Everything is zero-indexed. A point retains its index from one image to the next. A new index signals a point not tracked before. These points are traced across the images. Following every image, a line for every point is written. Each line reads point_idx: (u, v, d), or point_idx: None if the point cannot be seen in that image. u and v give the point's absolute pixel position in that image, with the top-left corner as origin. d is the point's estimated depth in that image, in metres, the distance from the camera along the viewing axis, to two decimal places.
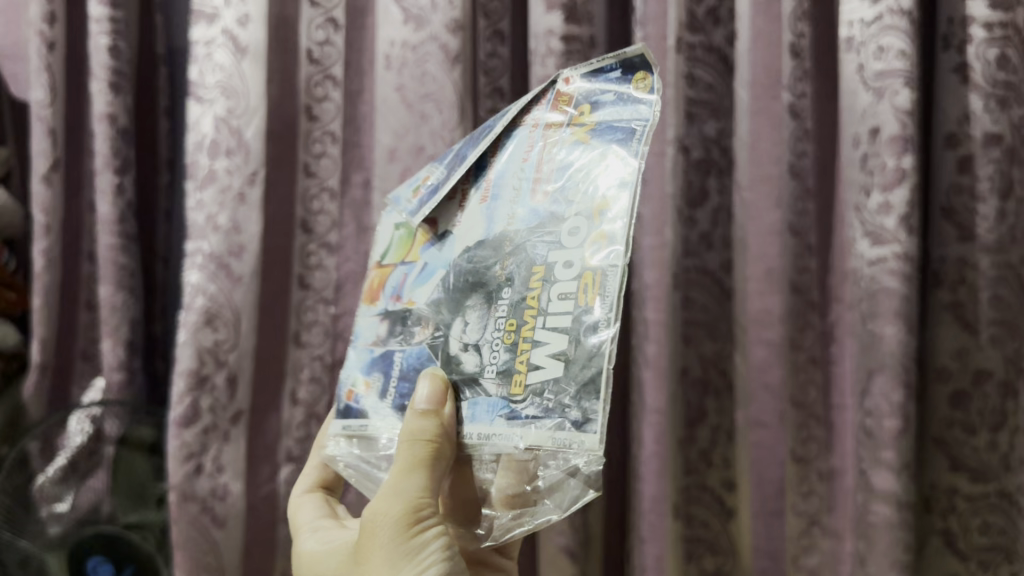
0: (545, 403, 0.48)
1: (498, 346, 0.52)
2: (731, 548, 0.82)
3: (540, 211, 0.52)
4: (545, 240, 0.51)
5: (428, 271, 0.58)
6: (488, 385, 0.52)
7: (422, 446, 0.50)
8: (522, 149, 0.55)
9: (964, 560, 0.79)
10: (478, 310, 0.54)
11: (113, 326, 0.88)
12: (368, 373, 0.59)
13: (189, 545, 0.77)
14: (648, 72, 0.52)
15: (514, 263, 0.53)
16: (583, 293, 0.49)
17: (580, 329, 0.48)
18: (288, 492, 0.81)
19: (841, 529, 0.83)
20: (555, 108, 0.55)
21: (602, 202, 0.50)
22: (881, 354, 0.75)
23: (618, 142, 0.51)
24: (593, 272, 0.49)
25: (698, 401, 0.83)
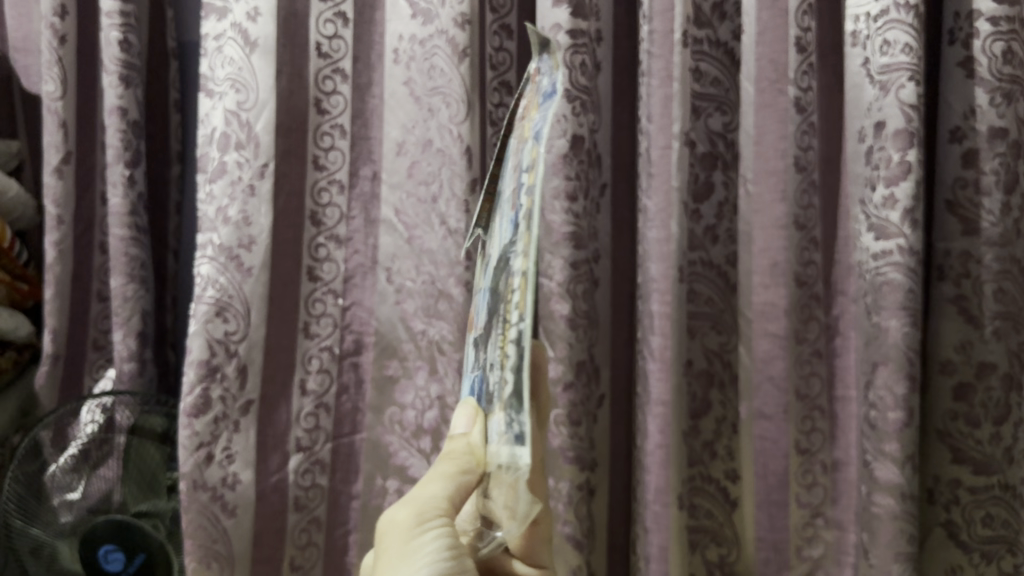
0: (510, 417, 0.39)
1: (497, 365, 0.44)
2: (734, 537, 0.84)
3: (513, 223, 0.42)
4: (513, 250, 0.41)
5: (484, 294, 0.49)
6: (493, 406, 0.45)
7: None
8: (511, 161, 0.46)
9: (967, 551, 0.80)
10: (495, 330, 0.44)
11: (124, 317, 0.89)
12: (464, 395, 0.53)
13: (199, 534, 0.78)
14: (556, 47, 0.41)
15: (502, 279, 0.44)
16: (518, 302, 0.38)
17: (518, 344, 0.37)
18: (297, 482, 0.82)
19: (844, 521, 0.84)
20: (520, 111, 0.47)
21: (528, 197, 0.39)
22: (885, 346, 0.76)
23: (537, 133, 0.40)
24: (523, 273, 0.37)
25: (704, 391, 0.83)
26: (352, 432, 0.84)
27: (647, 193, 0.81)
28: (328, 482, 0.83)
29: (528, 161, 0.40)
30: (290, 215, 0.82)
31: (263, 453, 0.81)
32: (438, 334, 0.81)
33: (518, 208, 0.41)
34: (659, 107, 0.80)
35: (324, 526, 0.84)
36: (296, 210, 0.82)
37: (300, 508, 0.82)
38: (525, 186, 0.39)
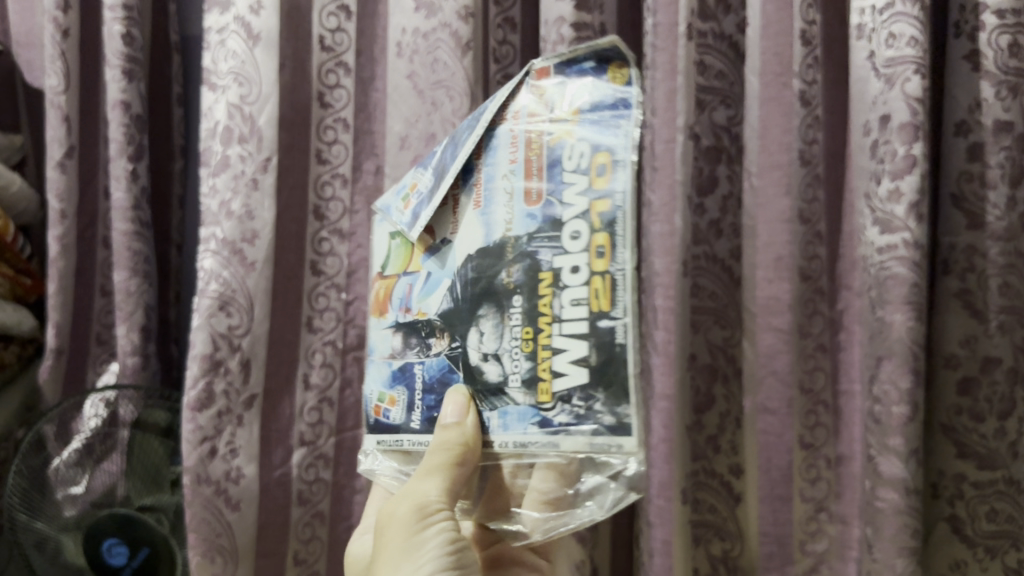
0: (575, 409, 0.48)
1: (517, 354, 0.51)
2: (737, 531, 0.86)
3: (535, 214, 0.50)
4: (545, 242, 0.49)
5: (432, 282, 0.55)
6: (515, 395, 0.51)
7: (446, 456, 0.51)
8: (506, 147, 0.52)
9: (971, 546, 0.80)
10: (492, 320, 0.52)
11: (127, 311, 0.89)
12: (391, 388, 0.57)
13: (203, 528, 0.78)
14: (623, 62, 0.50)
15: (518, 268, 0.51)
16: (595, 300, 0.48)
17: (599, 335, 0.48)
18: (301, 476, 0.82)
19: (848, 516, 0.83)
20: (533, 98, 0.52)
21: (595, 204, 0.48)
22: (889, 341, 0.76)
23: (609, 135, 0.48)
24: (601, 277, 0.47)
25: (707, 386, 0.85)
26: (355, 427, 0.84)
27: (651, 187, 0.81)
28: (332, 476, 0.83)
29: (584, 161, 0.48)
30: (294, 208, 0.82)
31: (266, 447, 0.81)
32: None
33: (578, 203, 0.48)
34: (664, 100, 0.80)
35: (328, 520, 0.84)
36: (298, 205, 0.82)
37: (304, 502, 0.82)
38: (588, 188, 0.48)
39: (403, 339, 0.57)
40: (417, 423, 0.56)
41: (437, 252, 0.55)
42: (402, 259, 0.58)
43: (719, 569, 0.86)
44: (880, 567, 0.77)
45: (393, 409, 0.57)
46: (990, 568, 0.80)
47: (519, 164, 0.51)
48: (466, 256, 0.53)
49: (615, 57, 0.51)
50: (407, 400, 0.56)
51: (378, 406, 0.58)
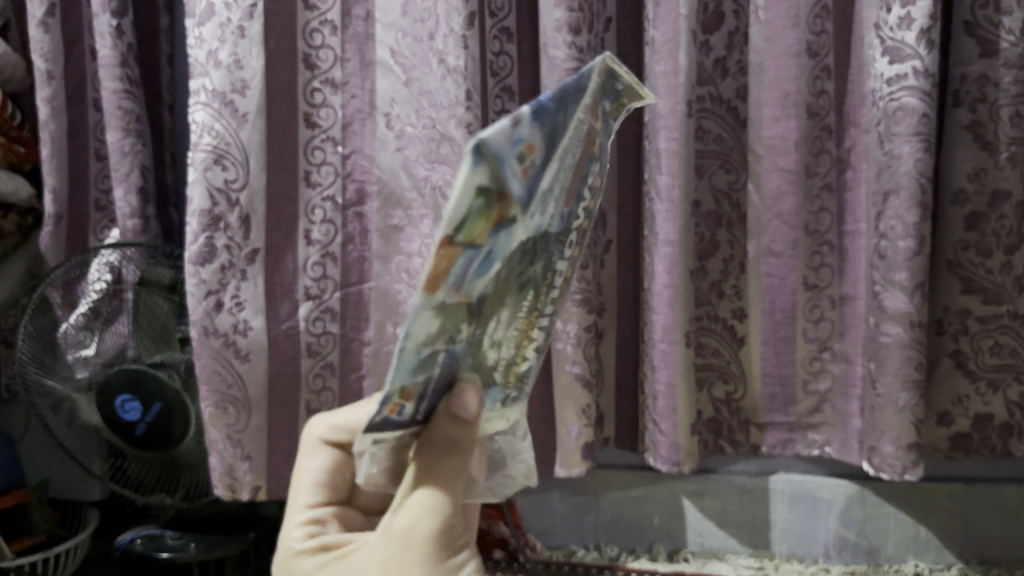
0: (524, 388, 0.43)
1: (514, 347, 0.40)
2: (741, 373, 0.86)
3: (562, 216, 0.39)
4: (559, 245, 0.39)
5: (494, 262, 0.33)
6: (496, 389, 0.40)
7: (445, 461, 0.39)
8: (576, 142, 0.36)
9: (975, 379, 0.82)
10: (508, 312, 0.37)
11: (124, 173, 0.88)
12: (411, 379, 0.32)
13: (213, 380, 0.77)
14: (624, 104, 0.44)
15: (542, 267, 0.39)
16: (559, 303, 0.43)
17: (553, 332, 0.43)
18: (308, 329, 0.81)
19: (851, 353, 0.84)
20: (599, 108, 0.40)
21: (584, 219, 0.42)
22: (897, 175, 0.74)
23: (597, 166, 0.43)
24: (568, 286, 0.44)
25: (711, 232, 0.84)
26: (360, 282, 0.83)
27: (654, 24, 0.78)
28: (339, 330, 0.83)
29: (589, 178, 0.41)
30: (284, 57, 0.79)
31: (272, 301, 0.80)
32: (441, 179, 0.78)
33: (578, 214, 0.41)
34: None
35: (338, 372, 0.83)
36: (288, 54, 0.79)
37: (313, 354, 0.82)
38: (583, 205, 0.42)
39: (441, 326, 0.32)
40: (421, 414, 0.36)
41: (513, 221, 0.32)
42: (488, 224, 0.30)
43: (721, 411, 0.87)
44: (882, 401, 0.78)
45: (406, 408, 0.33)
46: (991, 402, 0.82)
47: (575, 158, 0.38)
48: (519, 248, 0.34)
49: (627, 94, 0.43)
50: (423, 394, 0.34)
51: (390, 409, 0.33)
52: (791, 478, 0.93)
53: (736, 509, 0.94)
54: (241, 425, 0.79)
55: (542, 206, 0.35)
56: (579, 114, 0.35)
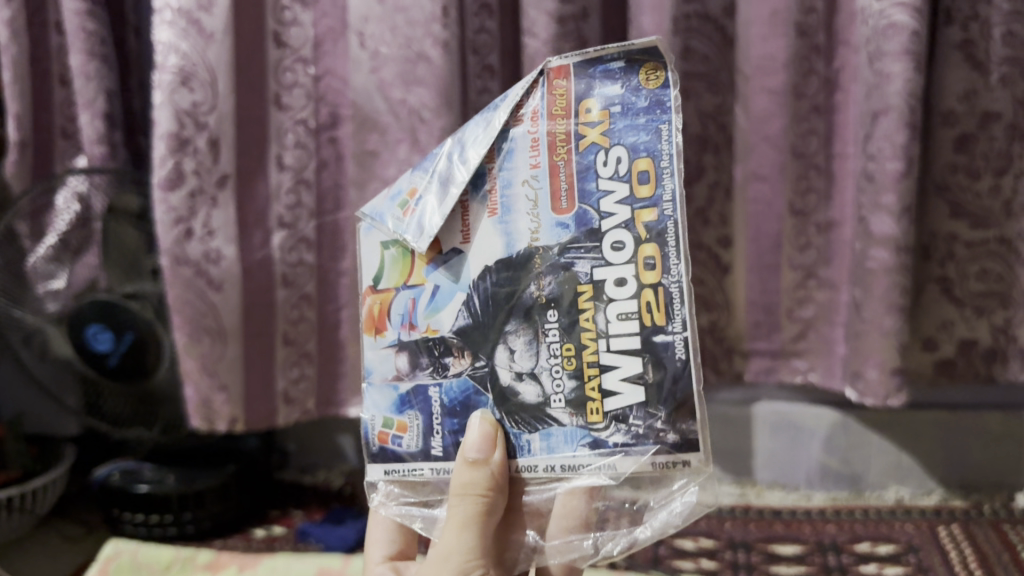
0: (633, 429, 0.46)
1: (559, 373, 0.47)
2: (726, 302, 0.85)
3: (567, 223, 0.47)
4: (582, 253, 0.46)
5: (444, 295, 0.49)
6: (559, 416, 0.47)
7: (472, 502, 0.46)
8: (525, 153, 0.48)
9: (960, 306, 0.81)
10: (525, 336, 0.48)
11: (88, 98, 0.85)
12: (399, 413, 0.50)
13: (188, 309, 0.76)
14: (659, 64, 0.47)
15: (547, 282, 0.47)
16: (647, 314, 0.45)
17: (654, 350, 0.45)
18: (284, 258, 0.79)
19: (836, 281, 0.83)
20: (582, 106, 0.47)
21: (641, 212, 0.45)
22: (885, 94, 0.72)
23: (645, 144, 0.46)
24: (652, 289, 0.45)
25: (697, 156, 0.82)
26: (336, 210, 0.80)
27: None
28: (315, 259, 0.80)
29: (623, 165, 0.46)
30: None
31: (244, 229, 0.77)
32: (417, 102, 0.74)
33: (619, 211, 0.46)
34: None
35: (316, 303, 0.81)
36: None
37: (289, 285, 0.80)
38: (631, 196, 0.46)
39: (411, 358, 0.50)
40: (440, 449, 0.49)
41: (440, 260, 0.49)
42: (402, 268, 0.50)
43: (706, 339, 0.85)
44: (867, 326, 0.77)
45: (404, 436, 0.50)
46: (976, 328, 0.82)
47: (542, 168, 0.47)
48: (484, 268, 0.48)
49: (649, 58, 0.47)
50: (422, 425, 0.50)
51: (381, 434, 0.51)
52: (774, 407, 0.92)
53: (718, 438, 0.94)
54: (217, 356, 0.77)
55: (489, 221, 0.48)
56: (482, 137, 0.49)
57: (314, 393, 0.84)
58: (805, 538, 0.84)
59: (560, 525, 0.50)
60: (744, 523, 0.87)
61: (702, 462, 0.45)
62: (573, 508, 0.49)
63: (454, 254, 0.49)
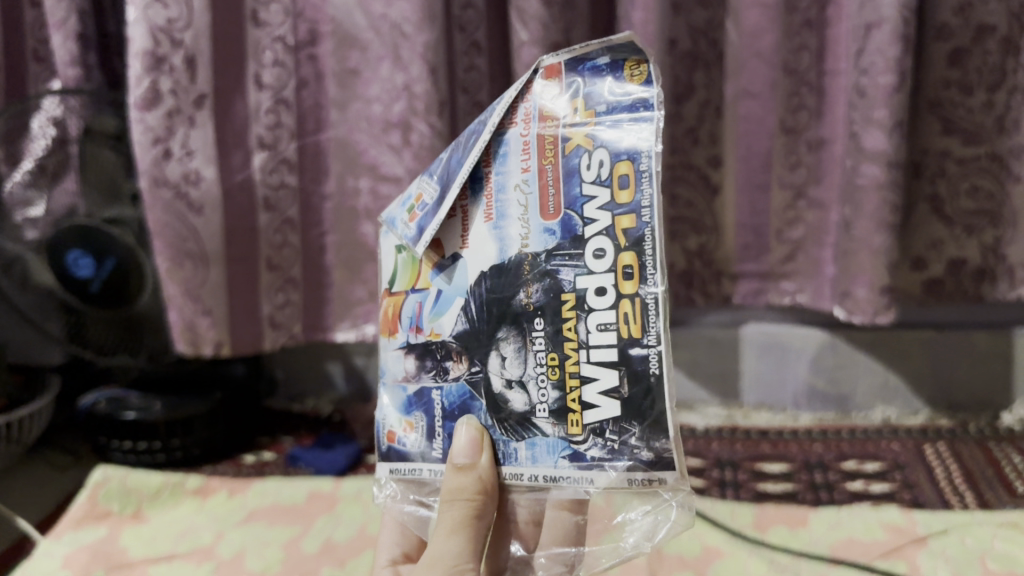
0: (609, 443, 0.41)
1: (545, 383, 0.43)
2: (715, 225, 0.84)
3: (554, 229, 0.42)
4: (566, 261, 0.42)
5: (444, 300, 0.46)
6: (542, 427, 0.43)
7: (460, 506, 0.44)
8: (516, 157, 0.44)
9: (950, 224, 0.81)
10: (514, 343, 0.44)
11: (60, 18, 0.82)
12: (407, 414, 0.49)
13: (167, 233, 0.74)
14: (643, 58, 0.42)
15: (534, 288, 0.43)
16: (625, 326, 0.40)
17: (631, 365, 0.40)
18: (265, 181, 0.77)
19: (826, 201, 0.82)
20: (570, 108, 0.43)
21: (621, 219, 0.40)
22: (880, 6, 0.70)
23: (627, 146, 0.41)
24: (630, 300, 0.40)
25: (687, 75, 0.80)
26: (317, 130, 0.79)
27: None
28: (297, 181, 0.79)
29: (605, 170, 0.41)
30: None
31: (224, 150, 0.75)
32: (398, 17, 0.72)
33: (601, 217, 0.41)
34: None
35: (299, 226, 0.81)
36: None
37: (271, 209, 0.78)
38: (612, 202, 0.41)
39: (417, 361, 0.48)
40: (440, 450, 0.47)
41: (445, 267, 0.46)
42: (411, 274, 0.49)
43: (695, 263, 0.86)
44: (856, 245, 0.76)
45: (410, 436, 0.48)
46: (966, 247, 0.81)
47: (533, 172, 0.43)
48: (479, 273, 0.45)
49: (634, 52, 0.42)
50: (427, 426, 0.48)
51: (390, 432, 0.50)
52: (761, 329, 0.91)
53: (706, 360, 0.94)
54: (200, 280, 0.76)
55: (485, 229, 0.44)
56: (475, 142, 0.45)
57: (300, 317, 0.84)
58: (791, 456, 0.85)
59: (551, 537, 0.48)
60: (731, 443, 0.87)
61: (677, 481, 0.40)
62: (561, 521, 0.47)
63: (455, 259, 0.46)
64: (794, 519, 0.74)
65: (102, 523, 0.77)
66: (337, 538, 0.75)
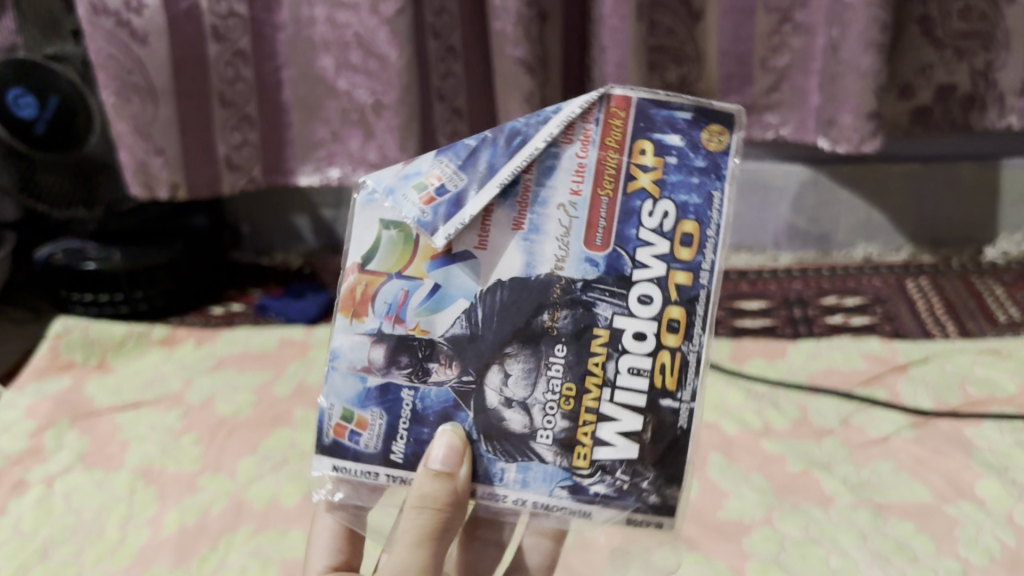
0: (619, 482, 0.36)
1: (553, 416, 0.36)
2: (696, 56, 0.77)
3: (597, 261, 0.36)
4: (606, 296, 0.36)
5: (441, 295, 0.36)
6: (541, 455, 0.36)
7: (427, 517, 0.36)
8: (564, 176, 0.36)
9: (940, 48, 0.76)
10: (524, 363, 0.36)
11: None
12: (362, 408, 0.37)
13: (110, 66, 0.69)
14: (727, 129, 0.36)
15: (559, 311, 0.36)
16: (662, 376, 0.36)
17: (661, 417, 0.36)
18: (212, 8, 0.71)
19: (813, 24, 0.77)
20: (636, 149, 0.36)
21: (676, 272, 0.35)
22: None
23: (695, 208, 0.35)
24: (671, 354, 0.36)
25: None
26: None
27: None
28: (247, 10, 0.73)
29: (668, 223, 0.35)
30: None
31: None
32: None
33: (653, 264, 0.35)
34: None
35: (252, 60, 0.75)
36: None
37: (221, 39, 0.73)
38: (669, 254, 0.35)
39: (386, 353, 0.37)
40: (402, 455, 0.37)
41: (453, 261, 0.36)
42: (400, 255, 0.36)
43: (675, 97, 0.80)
44: (843, 68, 0.73)
45: (364, 434, 0.37)
46: (956, 72, 0.77)
47: (582, 197, 0.36)
48: (497, 280, 0.36)
49: (717, 120, 0.36)
50: (387, 427, 0.37)
51: (335, 428, 0.37)
52: (743, 167, 0.88)
53: None
54: (149, 117, 0.72)
55: (512, 238, 0.36)
56: (528, 147, 0.35)
57: (259, 160, 0.80)
58: (770, 293, 0.83)
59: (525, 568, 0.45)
60: None
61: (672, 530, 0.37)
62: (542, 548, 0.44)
63: (463, 256, 0.36)
64: (771, 351, 0.73)
65: (65, 374, 0.75)
66: (309, 381, 0.73)
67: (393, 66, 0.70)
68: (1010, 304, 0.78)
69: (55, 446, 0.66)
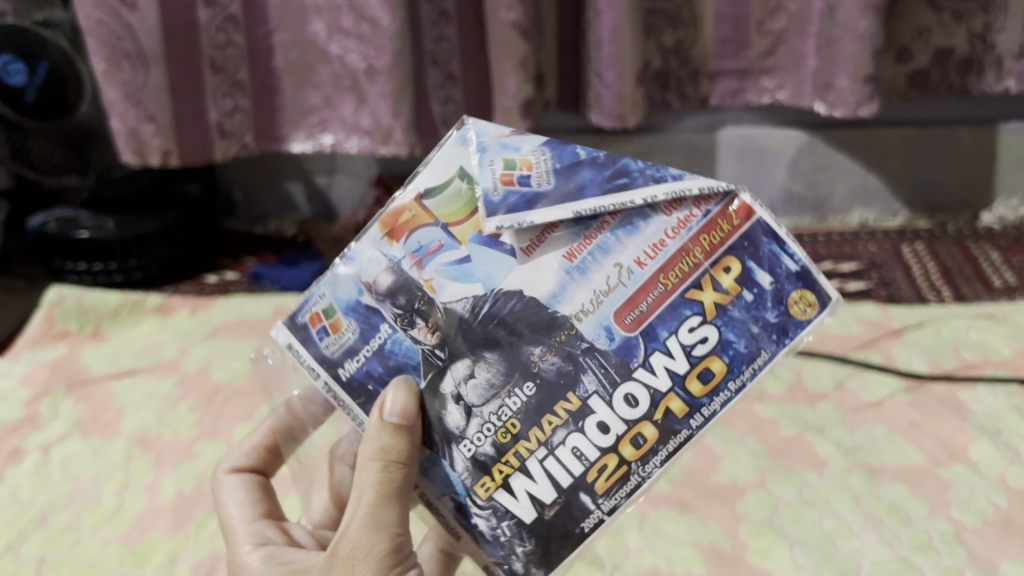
0: (498, 532, 0.34)
1: (487, 440, 0.34)
2: (692, 19, 0.78)
3: (614, 335, 0.33)
4: (600, 370, 0.33)
5: (472, 273, 0.34)
6: (455, 462, 0.34)
7: (391, 471, 0.33)
8: (641, 241, 0.33)
9: (938, 11, 0.76)
10: (493, 374, 0.34)
11: None
12: (346, 314, 0.35)
13: (101, 32, 0.69)
14: (821, 305, 0.32)
15: (539, 348, 0.34)
16: (597, 474, 0.34)
17: (574, 506, 0.34)
18: None
19: None
20: (722, 263, 0.33)
21: (674, 397, 0.33)
22: None
23: (728, 346, 0.33)
24: (619, 461, 0.34)
25: None
26: None
27: None
28: None
29: (700, 348, 0.33)
30: None
31: None
32: None
33: (658, 376, 0.33)
34: None
35: (243, 25, 0.74)
36: None
37: (211, 4, 0.72)
38: (680, 376, 0.33)
39: (391, 283, 0.34)
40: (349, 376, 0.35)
41: (501, 252, 0.34)
42: (458, 212, 0.34)
43: (671, 62, 0.81)
44: (840, 31, 0.72)
45: (333, 335, 0.35)
46: (954, 35, 0.77)
47: (642, 272, 0.33)
48: (518, 290, 0.33)
49: (819, 292, 0.32)
50: (354, 344, 0.35)
51: (313, 314, 0.35)
52: (740, 131, 0.87)
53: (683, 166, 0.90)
54: (140, 82, 0.72)
55: (556, 260, 0.33)
56: (626, 194, 0.32)
57: (251, 127, 0.80)
58: None
59: None
60: None
61: None
62: None
63: (507, 251, 0.34)
64: None
65: (60, 343, 0.75)
66: None
67: (385, 31, 0.69)
68: (1005, 269, 0.78)
69: (51, 414, 0.66)
